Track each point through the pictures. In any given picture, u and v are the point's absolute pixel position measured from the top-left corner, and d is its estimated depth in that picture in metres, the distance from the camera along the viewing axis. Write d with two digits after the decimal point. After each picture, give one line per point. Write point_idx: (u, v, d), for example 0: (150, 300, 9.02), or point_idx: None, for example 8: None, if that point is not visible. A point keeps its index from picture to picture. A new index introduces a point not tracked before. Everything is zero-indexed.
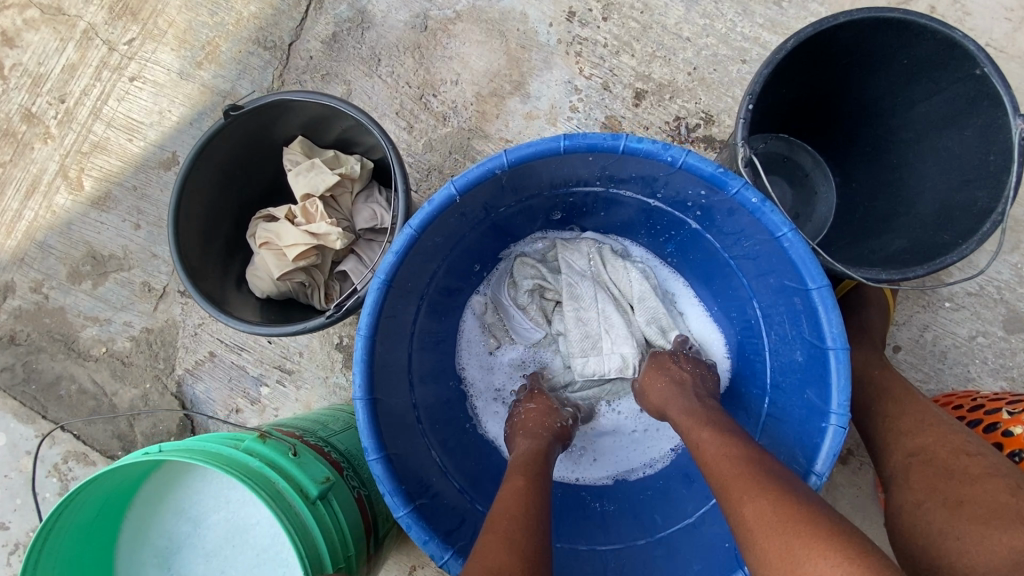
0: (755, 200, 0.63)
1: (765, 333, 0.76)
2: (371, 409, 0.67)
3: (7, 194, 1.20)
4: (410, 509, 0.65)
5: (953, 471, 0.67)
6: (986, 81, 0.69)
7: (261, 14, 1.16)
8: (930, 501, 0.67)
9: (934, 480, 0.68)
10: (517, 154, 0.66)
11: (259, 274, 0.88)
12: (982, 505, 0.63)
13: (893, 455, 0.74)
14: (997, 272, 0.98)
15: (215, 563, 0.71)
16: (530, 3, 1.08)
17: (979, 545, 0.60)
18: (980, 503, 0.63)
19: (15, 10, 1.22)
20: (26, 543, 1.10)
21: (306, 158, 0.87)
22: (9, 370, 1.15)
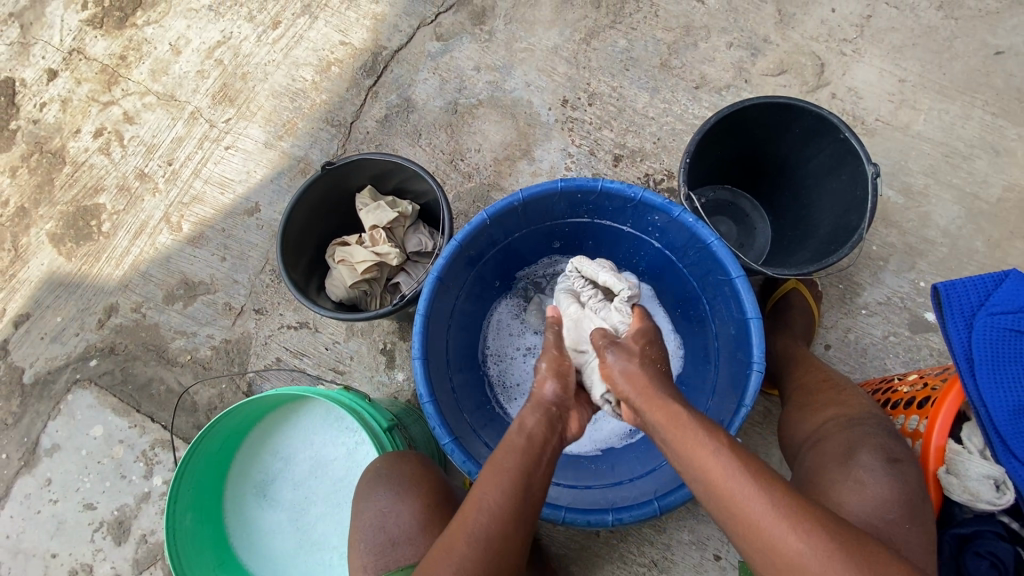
0: (691, 220, 0.93)
1: (711, 321, 1.03)
2: (424, 367, 0.93)
3: (119, 235, 1.51)
4: (453, 438, 0.90)
5: (813, 390, 0.96)
6: (847, 142, 1.01)
7: (330, 101, 1.53)
8: (788, 405, 0.96)
9: (804, 400, 0.96)
10: (529, 192, 0.97)
11: (334, 284, 1.17)
12: (817, 398, 0.92)
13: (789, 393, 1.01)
14: (900, 286, 1.25)
15: (302, 490, 0.97)
16: (534, 93, 1.45)
17: (809, 419, 0.90)
18: (826, 404, 0.91)
19: (139, 97, 1.60)
20: (111, 520, 1.31)
21: (373, 201, 1.18)
22: (109, 374, 1.40)
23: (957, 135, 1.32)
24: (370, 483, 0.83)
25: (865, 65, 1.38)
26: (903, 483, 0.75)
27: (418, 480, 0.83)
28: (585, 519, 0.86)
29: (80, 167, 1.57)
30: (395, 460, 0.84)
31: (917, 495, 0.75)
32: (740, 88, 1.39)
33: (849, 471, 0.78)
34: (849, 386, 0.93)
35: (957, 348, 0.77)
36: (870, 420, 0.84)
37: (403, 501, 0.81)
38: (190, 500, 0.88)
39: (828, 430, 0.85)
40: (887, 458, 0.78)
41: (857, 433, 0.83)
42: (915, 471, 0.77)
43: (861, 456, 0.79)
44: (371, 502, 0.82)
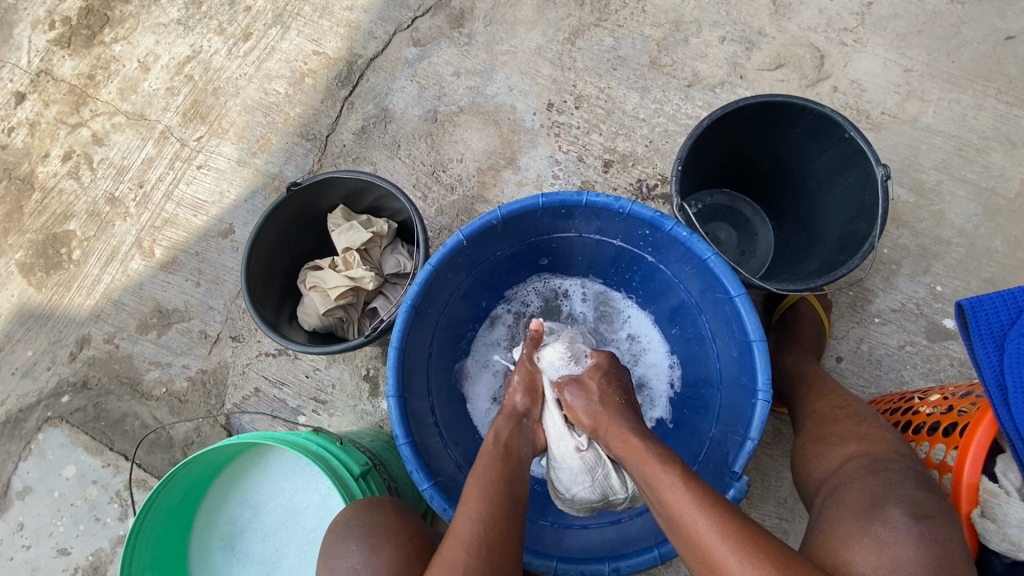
0: (684, 234, 0.86)
1: (712, 340, 0.95)
2: (400, 405, 0.86)
3: (89, 263, 1.44)
4: (432, 483, 0.83)
5: (827, 420, 0.88)
6: (853, 142, 0.93)
7: (304, 114, 1.45)
8: (805, 438, 0.89)
9: (815, 430, 0.89)
10: (508, 209, 0.90)
11: (307, 312, 1.10)
12: (835, 432, 0.85)
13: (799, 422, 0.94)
14: (915, 292, 1.17)
15: (271, 542, 0.90)
16: (517, 98, 1.37)
17: (828, 457, 0.82)
18: (838, 435, 0.84)
19: (107, 117, 1.53)
20: (87, 566, 1.25)
21: (346, 221, 1.11)
22: (82, 411, 1.34)
23: (970, 126, 1.23)
24: (338, 539, 0.75)
25: (868, 55, 1.29)
26: (934, 542, 0.66)
27: (393, 533, 0.74)
28: (580, 571, 0.79)
29: (49, 193, 1.50)
30: (368, 510, 0.77)
31: (951, 558, 0.65)
32: (735, 84, 1.31)
33: (870, 525, 0.69)
34: (864, 414, 0.86)
35: (988, 373, 0.69)
36: (896, 463, 0.75)
37: (376, 557, 0.72)
38: (148, 560, 0.82)
39: (847, 471, 0.77)
40: (916, 512, 0.68)
41: (880, 478, 0.74)
42: (948, 529, 0.67)
43: (885, 510, 0.69)
44: (341, 560, 0.73)
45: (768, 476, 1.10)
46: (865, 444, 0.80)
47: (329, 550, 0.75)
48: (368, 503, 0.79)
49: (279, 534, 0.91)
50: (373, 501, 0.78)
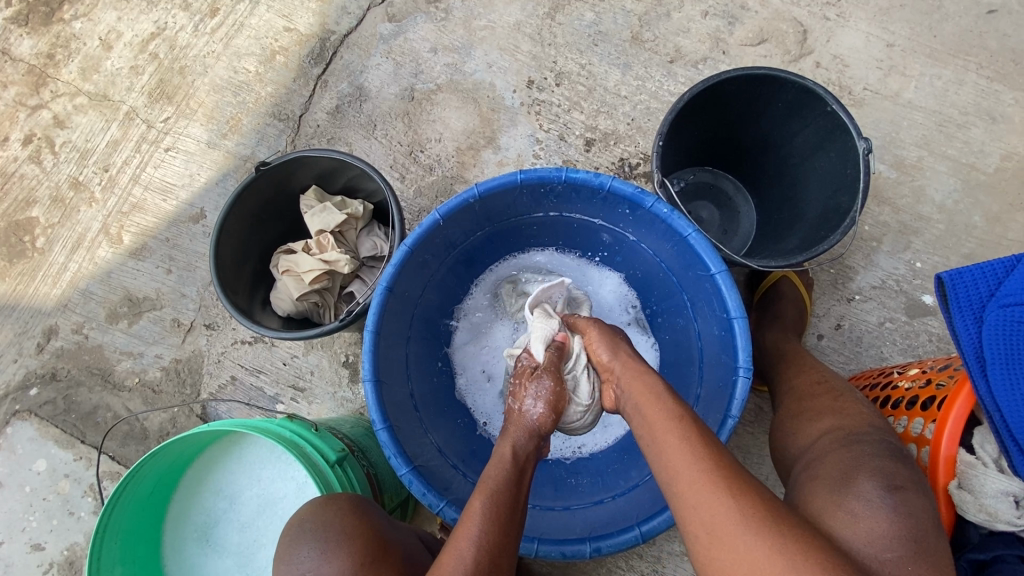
0: (665, 210, 0.84)
1: (693, 318, 0.94)
2: (376, 389, 0.84)
3: (54, 251, 1.39)
4: (411, 468, 0.81)
5: (804, 395, 0.88)
6: (836, 115, 0.91)
7: (276, 93, 1.40)
8: (783, 414, 0.89)
9: (795, 405, 0.88)
10: (485, 186, 0.87)
11: (281, 298, 1.07)
12: (814, 406, 0.85)
13: (778, 398, 0.94)
14: (895, 268, 1.17)
15: (247, 532, 0.88)
16: (496, 75, 1.34)
17: (805, 433, 0.82)
18: (817, 409, 0.84)
19: (69, 98, 1.46)
20: (62, 560, 1.22)
21: (319, 202, 1.08)
22: (51, 403, 1.30)
23: (951, 102, 1.23)
24: (291, 542, 0.73)
25: (851, 30, 1.27)
26: (909, 514, 0.66)
27: (349, 534, 0.71)
28: (561, 552, 0.78)
29: (10, 178, 1.43)
30: (324, 510, 0.74)
31: (922, 530, 0.65)
32: (718, 60, 1.29)
33: (844, 499, 0.68)
34: (842, 389, 0.86)
35: (966, 345, 0.69)
36: (868, 436, 0.75)
37: (328, 563, 0.69)
38: (118, 553, 0.80)
39: (825, 446, 0.77)
40: (890, 485, 0.68)
41: (854, 451, 0.73)
42: (918, 500, 0.68)
43: (858, 483, 0.69)
44: (294, 565, 0.71)
45: (751, 453, 1.10)
46: (840, 417, 0.80)
47: (283, 553, 0.72)
48: (325, 498, 0.76)
49: (255, 524, 0.89)
50: (328, 498, 0.76)
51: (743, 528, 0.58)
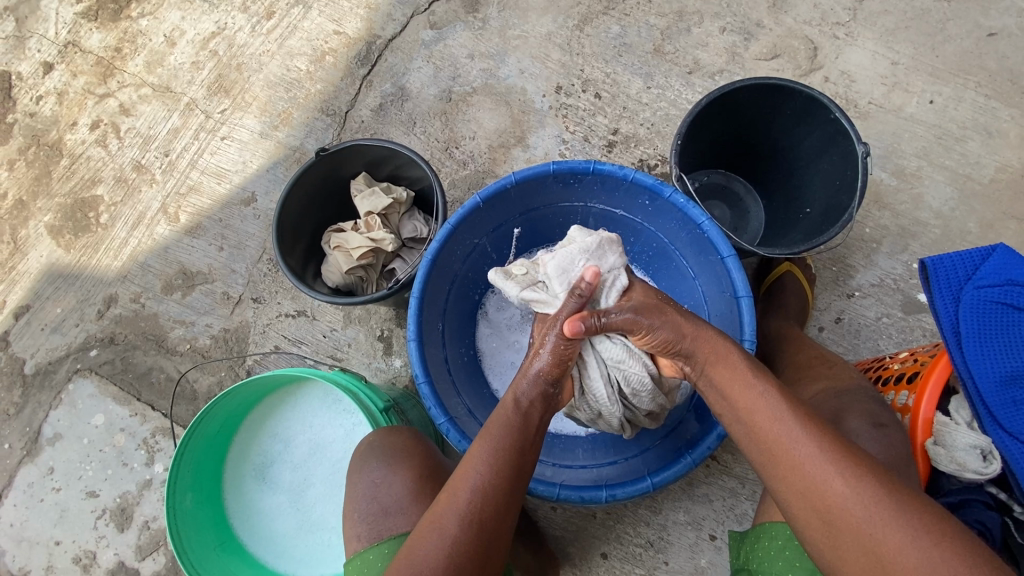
0: (682, 200, 0.95)
1: (704, 301, 1.04)
2: (420, 348, 0.95)
3: (117, 227, 1.52)
4: (448, 418, 0.92)
5: (803, 368, 0.98)
6: (838, 122, 1.02)
7: (325, 90, 1.53)
8: (784, 383, 1.00)
9: (794, 377, 0.98)
10: (522, 174, 0.98)
11: (330, 271, 1.18)
12: (811, 374, 0.96)
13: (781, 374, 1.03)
14: (893, 268, 1.26)
15: (299, 472, 0.99)
16: (528, 80, 1.45)
17: (802, 396, 0.92)
18: (812, 377, 0.94)
19: (134, 89, 1.59)
20: (114, 507, 1.33)
21: (368, 187, 1.19)
22: (109, 364, 1.42)
23: (949, 117, 1.32)
24: (363, 458, 0.84)
25: (857, 49, 1.38)
26: (885, 440, 0.77)
27: (409, 454, 0.83)
28: (580, 496, 0.87)
29: (78, 159, 1.57)
30: (387, 435, 0.85)
31: (900, 456, 0.76)
32: (734, 73, 1.40)
33: (831, 433, 0.81)
34: (836, 361, 0.96)
35: (945, 320, 0.78)
36: (855, 390, 0.87)
37: (395, 473, 0.81)
38: (189, 481, 0.90)
39: (817, 400, 0.89)
40: (875, 422, 0.80)
41: (841, 400, 0.86)
42: (900, 435, 0.79)
43: (844, 421, 0.82)
44: (366, 473, 0.82)
45: None
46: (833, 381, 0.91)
47: (356, 466, 0.84)
48: (389, 430, 0.88)
49: (306, 466, 0.99)
50: (392, 429, 0.87)
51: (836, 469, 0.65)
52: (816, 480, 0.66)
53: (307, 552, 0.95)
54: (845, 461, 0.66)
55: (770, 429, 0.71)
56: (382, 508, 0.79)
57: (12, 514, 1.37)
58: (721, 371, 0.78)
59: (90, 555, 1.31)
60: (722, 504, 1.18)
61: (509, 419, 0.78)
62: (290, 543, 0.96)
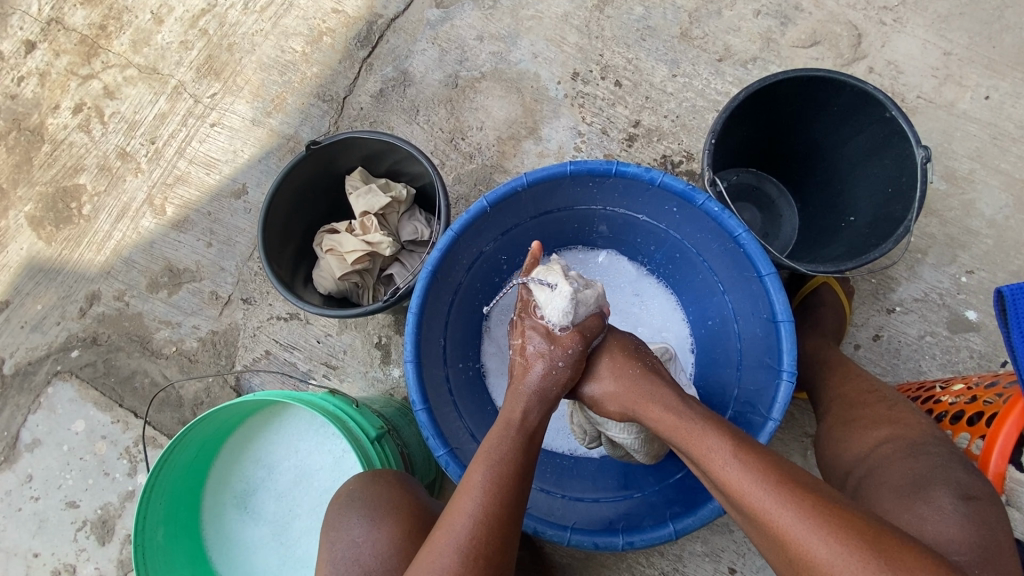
0: (716, 209, 0.84)
1: (734, 320, 0.94)
2: (418, 370, 0.85)
3: (100, 219, 1.42)
4: (448, 450, 0.83)
5: (855, 403, 0.87)
6: (894, 122, 0.90)
7: (321, 74, 1.41)
8: (831, 421, 0.88)
9: (841, 412, 0.87)
10: (534, 176, 0.88)
11: (323, 276, 1.09)
12: (865, 415, 0.84)
13: (821, 403, 0.93)
14: (939, 282, 1.15)
15: (284, 501, 0.91)
16: (542, 66, 1.33)
17: (859, 440, 0.82)
18: (869, 418, 0.83)
19: (119, 70, 1.48)
20: (95, 519, 1.26)
21: (364, 184, 1.09)
22: (91, 366, 1.34)
23: (1007, 115, 1.20)
24: (341, 509, 0.76)
25: (907, 36, 1.24)
26: (983, 523, 0.66)
27: (395, 505, 0.75)
28: (593, 542, 0.79)
29: (59, 145, 1.47)
30: (373, 481, 0.77)
31: (997, 539, 0.66)
32: (768, 61, 1.27)
33: (913, 504, 0.70)
34: (892, 397, 0.85)
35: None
36: (936, 447, 0.75)
37: (377, 530, 0.74)
38: (162, 514, 0.82)
39: (889, 455, 0.77)
40: (963, 494, 0.68)
41: (922, 461, 0.73)
42: (994, 511, 0.68)
43: (931, 490, 0.70)
44: (343, 529, 0.75)
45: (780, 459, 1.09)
46: (897, 427, 0.80)
47: (333, 518, 0.76)
48: (370, 474, 0.79)
49: (292, 495, 0.91)
50: (376, 472, 0.79)
51: (814, 532, 0.57)
52: (784, 533, 0.59)
53: None
54: (809, 506, 0.59)
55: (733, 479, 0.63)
56: (364, 570, 0.72)
57: None
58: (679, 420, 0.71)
59: (70, 569, 1.25)
60: (743, 535, 1.09)
61: (512, 440, 0.74)
62: None
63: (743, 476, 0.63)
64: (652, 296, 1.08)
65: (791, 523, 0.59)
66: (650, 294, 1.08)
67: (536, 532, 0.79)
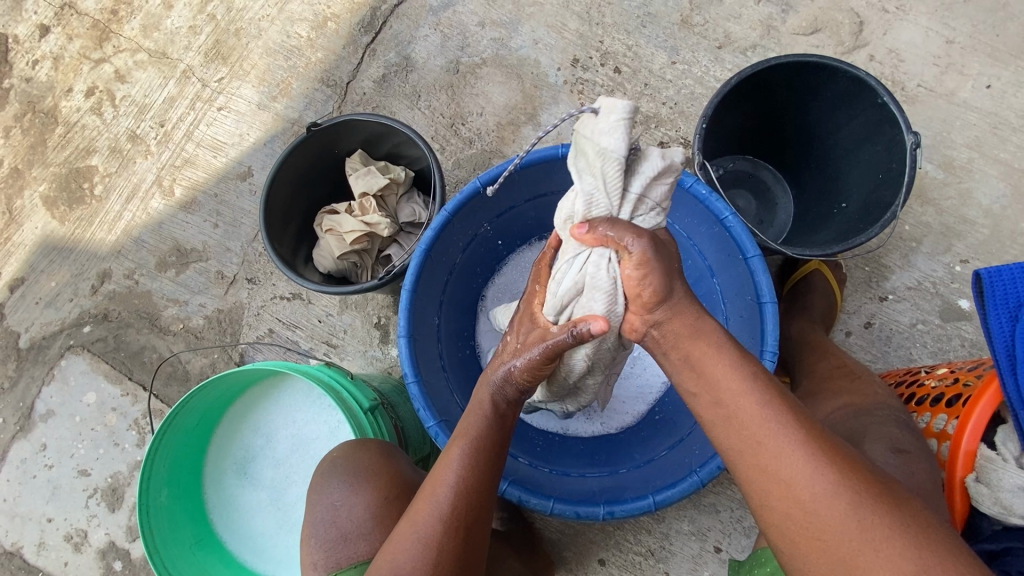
0: (704, 192, 0.86)
1: (722, 303, 0.96)
2: (410, 345, 0.88)
3: (111, 199, 1.47)
4: (438, 421, 0.86)
5: (818, 378, 0.95)
6: (886, 108, 0.91)
7: (326, 59, 1.44)
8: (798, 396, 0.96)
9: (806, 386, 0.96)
10: (527, 158, 0.90)
11: (323, 255, 1.12)
12: (831, 387, 0.90)
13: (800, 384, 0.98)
14: (933, 270, 1.15)
15: (282, 468, 0.95)
16: (542, 52, 1.34)
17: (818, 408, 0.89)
18: (829, 388, 0.90)
19: (130, 54, 1.52)
20: (106, 487, 1.32)
21: (364, 166, 1.12)
22: (103, 341, 1.38)
23: (1008, 104, 1.19)
24: (325, 475, 0.82)
25: (909, 24, 1.24)
26: (909, 471, 0.73)
27: (374, 472, 0.80)
28: (575, 512, 0.82)
29: (72, 128, 1.51)
30: (355, 452, 0.82)
31: (922, 484, 0.72)
32: (768, 48, 1.27)
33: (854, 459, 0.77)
34: (853, 369, 0.92)
35: (998, 341, 0.69)
36: (882, 411, 0.82)
37: (355, 495, 0.80)
38: (166, 476, 0.87)
39: (841, 416, 0.84)
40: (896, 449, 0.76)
41: (868, 423, 0.81)
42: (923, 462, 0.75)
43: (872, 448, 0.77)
44: (325, 494, 0.81)
45: None
46: (851, 395, 0.87)
47: (317, 484, 0.82)
48: (355, 443, 0.84)
49: (289, 462, 0.96)
50: (361, 440, 0.84)
51: (806, 455, 0.58)
52: (776, 452, 0.59)
53: (287, 551, 0.93)
54: (807, 436, 0.59)
55: (770, 444, 0.60)
56: (341, 532, 0.78)
57: (7, 489, 1.36)
58: (707, 366, 0.66)
59: (82, 534, 1.31)
60: (730, 515, 1.12)
61: (489, 418, 0.74)
62: (270, 542, 0.94)
63: (746, 396, 0.62)
64: None
65: (786, 445, 0.59)
66: None
67: (520, 501, 0.82)
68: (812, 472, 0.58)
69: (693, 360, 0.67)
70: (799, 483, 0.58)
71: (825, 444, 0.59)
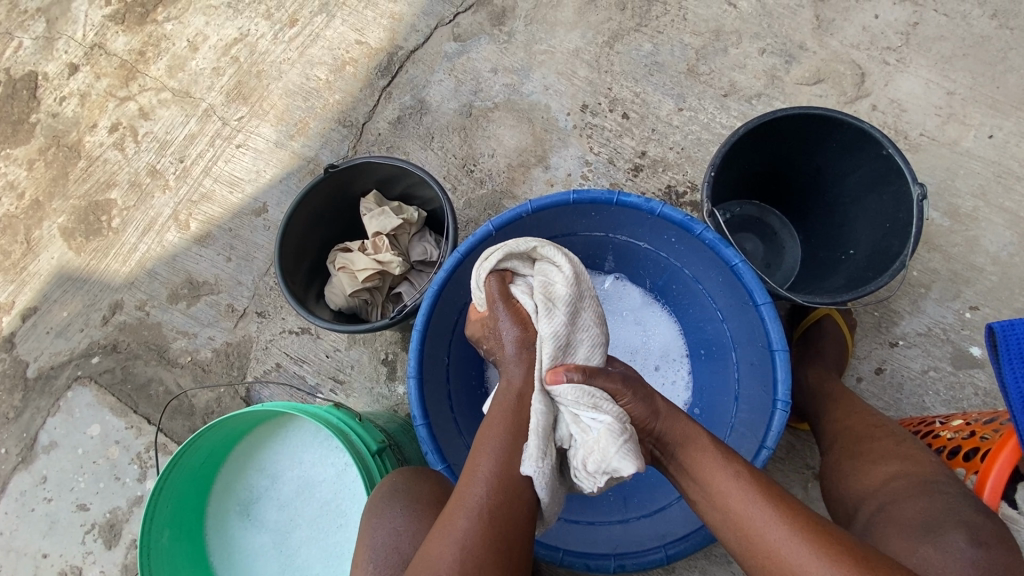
0: (713, 240, 0.88)
1: (734, 349, 0.97)
2: (420, 386, 0.88)
3: (128, 232, 1.49)
4: (446, 465, 0.86)
5: (862, 437, 0.88)
6: (891, 159, 0.92)
7: (343, 101, 1.48)
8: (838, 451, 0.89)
9: (849, 444, 0.89)
10: (539, 203, 0.92)
11: (335, 292, 1.14)
12: (874, 449, 0.85)
13: (827, 434, 0.94)
14: (942, 317, 1.15)
15: (286, 512, 0.95)
16: (552, 98, 1.39)
17: (869, 476, 0.82)
18: (877, 452, 0.84)
19: (155, 93, 1.57)
20: (104, 522, 1.30)
21: (378, 206, 1.14)
22: (111, 372, 1.39)
23: (1011, 154, 1.21)
24: (385, 498, 0.80)
25: (910, 76, 1.27)
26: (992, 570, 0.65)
27: (437, 499, 0.80)
28: (585, 565, 0.82)
29: (95, 162, 1.55)
30: (416, 478, 0.82)
31: None
32: (772, 97, 1.31)
33: (922, 545, 0.69)
34: (900, 433, 0.86)
35: (1015, 398, 0.69)
36: (948, 487, 0.74)
37: (419, 523, 0.76)
38: (169, 516, 0.86)
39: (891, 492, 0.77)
40: (976, 538, 0.67)
41: (936, 501, 0.73)
42: (1003, 556, 0.67)
43: (942, 532, 0.69)
44: (386, 519, 0.78)
45: None
46: (907, 463, 0.80)
47: (378, 505, 0.79)
48: (414, 471, 0.85)
49: (293, 505, 0.95)
50: (418, 469, 0.84)
51: (805, 546, 0.62)
52: (773, 547, 0.63)
53: None
54: (798, 530, 0.63)
55: (762, 542, 0.64)
56: (400, 559, 0.74)
57: (3, 522, 1.34)
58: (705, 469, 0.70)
59: (76, 571, 1.29)
60: (743, 568, 1.08)
61: (507, 411, 0.77)
62: None
63: (738, 495, 0.67)
64: (653, 325, 1.10)
65: (782, 537, 0.63)
66: (652, 322, 1.10)
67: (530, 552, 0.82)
68: (817, 562, 0.60)
69: (689, 457, 0.72)
70: (804, 575, 0.61)
71: (819, 536, 0.62)
